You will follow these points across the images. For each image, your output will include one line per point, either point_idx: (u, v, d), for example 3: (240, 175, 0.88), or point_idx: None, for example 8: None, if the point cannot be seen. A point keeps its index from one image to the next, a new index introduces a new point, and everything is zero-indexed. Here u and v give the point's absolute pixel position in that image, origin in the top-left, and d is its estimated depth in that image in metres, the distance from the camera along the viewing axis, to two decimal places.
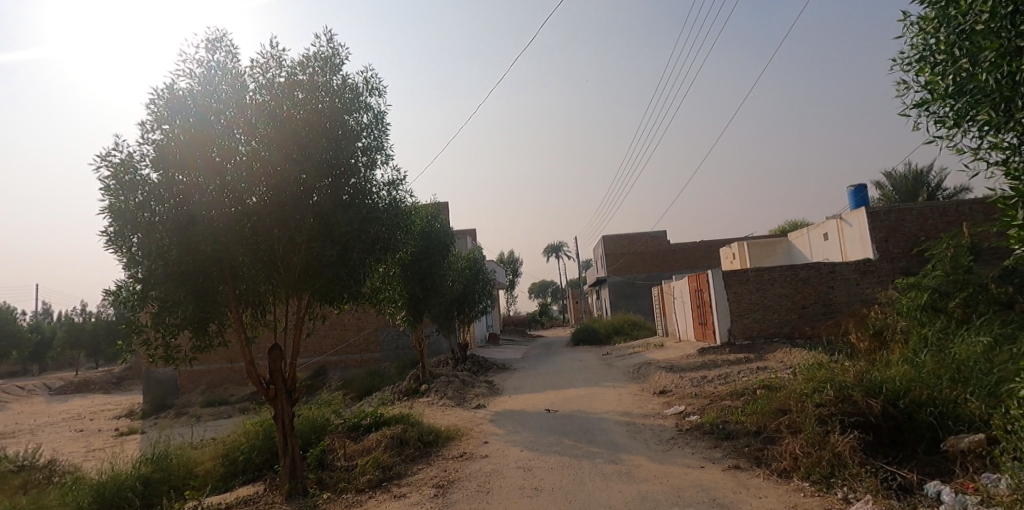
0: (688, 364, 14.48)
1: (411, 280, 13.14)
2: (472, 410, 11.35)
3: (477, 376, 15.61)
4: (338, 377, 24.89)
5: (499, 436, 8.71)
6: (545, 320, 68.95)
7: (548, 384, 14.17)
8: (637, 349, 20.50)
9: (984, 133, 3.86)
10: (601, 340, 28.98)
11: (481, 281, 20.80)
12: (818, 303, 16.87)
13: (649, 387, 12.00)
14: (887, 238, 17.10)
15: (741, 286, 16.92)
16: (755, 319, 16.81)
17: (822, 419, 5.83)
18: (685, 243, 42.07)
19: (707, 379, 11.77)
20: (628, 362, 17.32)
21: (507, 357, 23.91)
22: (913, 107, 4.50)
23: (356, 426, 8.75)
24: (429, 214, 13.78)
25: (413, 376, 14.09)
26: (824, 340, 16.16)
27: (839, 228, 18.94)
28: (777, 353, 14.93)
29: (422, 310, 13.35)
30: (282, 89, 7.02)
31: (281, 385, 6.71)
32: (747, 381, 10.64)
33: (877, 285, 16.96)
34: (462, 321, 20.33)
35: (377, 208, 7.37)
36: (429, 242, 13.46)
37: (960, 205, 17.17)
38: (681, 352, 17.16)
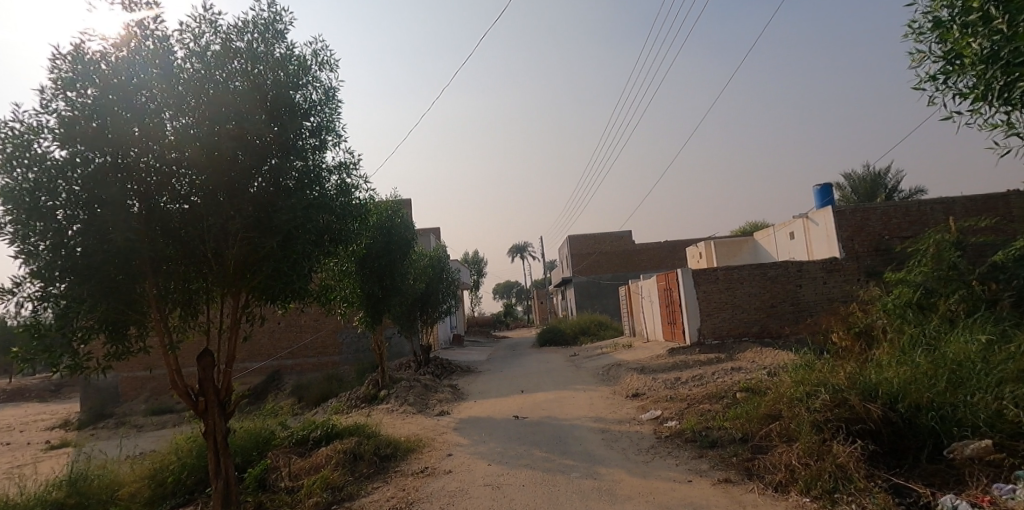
0: (659, 365, 14.07)
1: (370, 279, 12.29)
2: (435, 417, 10.58)
3: (441, 380, 14.82)
4: (293, 381, 23.63)
5: (464, 447, 7.99)
6: (510, 321, 68.38)
7: (516, 388, 13.51)
8: (606, 350, 20.08)
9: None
10: (568, 340, 28.54)
11: (445, 280, 20.02)
12: (786, 302, 16.78)
13: (622, 390, 11.48)
14: (852, 237, 17.18)
15: (711, 285, 16.68)
16: (725, 318, 16.58)
17: (819, 427, 5.36)
18: (650, 243, 42.24)
19: (681, 380, 11.34)
20: (597, 363, 16.85)
21: (472, 359, 23.15)
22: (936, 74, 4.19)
23: (305, 440, 7.87)
24: (389, 209, 12.96)
25: (372, 382, 13.17)
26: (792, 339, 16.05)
27: (805, 227, 18.98)
28: (748, 353, 14.68)
29: (381, 310, 12.49)
30: (216, 55, 6.11)
31: (212, 399, 5.80)
32: (723, 383, 10.23)
33: (843, 284, 17.00)
34: (426, 322, 19.46)
35: (326, 195, 6.56)
36: (389, 239, 12.62)
37: (921, 205, 17.40)
38: (651, 353, 16.79)
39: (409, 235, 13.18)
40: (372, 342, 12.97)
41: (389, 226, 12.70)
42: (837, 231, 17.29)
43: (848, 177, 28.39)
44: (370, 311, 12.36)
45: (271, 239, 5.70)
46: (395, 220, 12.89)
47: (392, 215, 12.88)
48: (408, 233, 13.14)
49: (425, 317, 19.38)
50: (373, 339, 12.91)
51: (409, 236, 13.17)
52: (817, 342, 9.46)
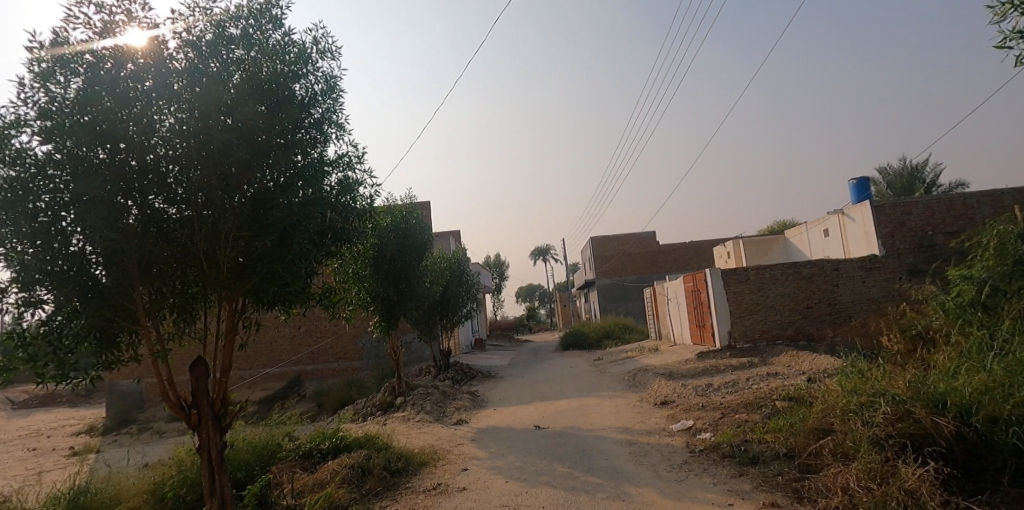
0: (688, 370, 13.35)
1: (384, 283, 11.88)
2: (452, 427, 10.08)
3: (460, 386, 14.32)
4: (314, 387, 23.43)
5: (480, 460, 7.47)
6: (532, 325, 67.75)
7: (537, 395, 12.94)
8: (631, 354, 19.36)
9: None
10: (591, 344, 27.82)
11: (465, 284, 19.58)
12: (822, 302, 15.88)
13: (649, 397, 10.82)
14: (892, 233, 16.21)
15: (741, 285, 15.89)
16: (757, 321, 15.75)
17: (880, 443, 4.71)
18: (675, 244, 41.25)
19: (712, 387, 10.64)
20: (622, 369, 16.17)
21: (493, 364, 22.64)
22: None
23: (313, 453, 7.44)
24: (404, 210, 12.56)
25: (388, 388, 12.67)
26: (830, 342, 15.14)
27: (841, 224, 18.03)
28: (783, 357, 13.86)
29: (397, 315, 12.04)
30: (210, 44, 5.78)
31: (206, 412, 5.40)
32: (760, 390, 9.51)
33: (884, 283, 16.02)
34: (445, 327, 19.01)
35: (328, 191, 6.09)
36: (403, 242, 12.21)
37: (967, 198, 16.34)
38: (679, 357, 16.05)
39: (425, 238, 12.75)
40: (388, 348, 12.54)
41: (404, 228, 12.31)
42: (876, 226, 16.33)
43: (884, 171, 27.16)
44: (385, 316, 11.94)
45: (264, 239, 5.26)
46: (410, 222, 12.48)
47: (407, 217, 12.49)
48: (424, 236, 12.71)
49: (444, 321, 18.92)
50: (389, 345, 12.48)
51: (425, 239, 12.74)
52: (864, 346, 8.70)
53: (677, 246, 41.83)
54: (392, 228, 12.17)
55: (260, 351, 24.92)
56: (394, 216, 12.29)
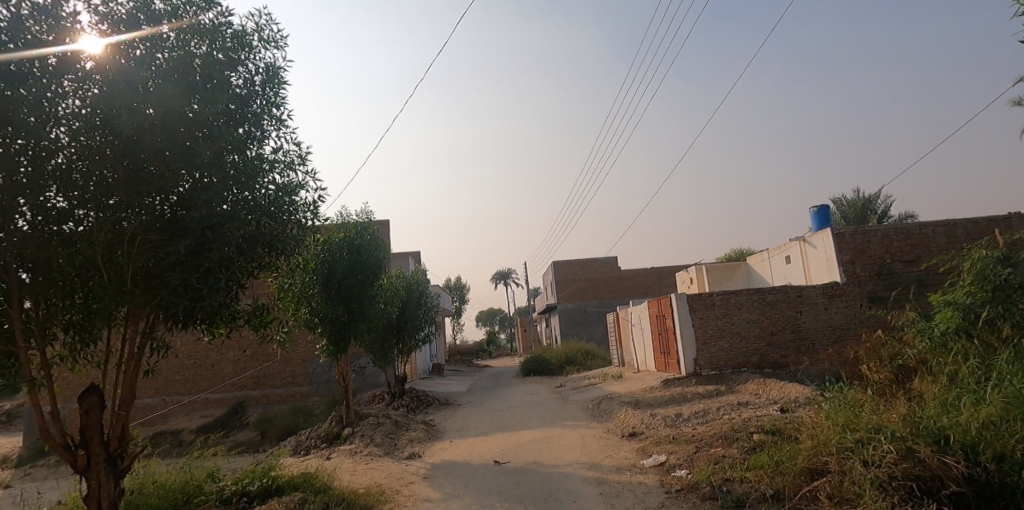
0: (655, 398, 12.85)
1: (335, 303, 10.96)
2: (404, 461, 9.18)
3: (415, 415, 13.36)
4: (258, 415, 21.84)
5: (433, 502, 6.64)
6: (493, 349, 66.62)
7: (497, 425, 12.14)
8: (594, 380, 18.78)
9: None
10: (553, 370, 27.14)
11: (424, 306, 18.69)
12: (786, 329, 15.76)
13: (617, 427, 10.21)
14: (853, 261, 16.36)
15: (707, 311, 15.63)
16: (722, 347, 15.46)
17: (883, 486, 4.24)
18: (637, 269, 41.42)
19: (682, 417, 10.13)
20: (586, 396, 15.55)
21: (452, 390, 21.65)
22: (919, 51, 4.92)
23: (238, 495, 6.45)
24: (359, 226, 11.74)
25: (336, 418, 11.57)
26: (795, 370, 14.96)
27: (802, 250, 18.16)
28: (750, 384, 13.55)
29: (347, 338, 11.09)
30: (128, 19, 5.00)
31: (98, 453, 4.39)
32: (732, 421, 9.04)
33: (845, 310, 16.07)
34: (401, 351, 17.99)
35: (263, 192, 5.22)
36: (356, 261, 11.35)
37: (922, 228, 16.70)
38: (644, 384, 15.56)
39: (381, 257, 11.94)
40: (336, 374, 11.51)
41: (359, 246, 11.48)
42: (837, 254, 16.44)
43: (838, 202, 27.92)
44: (334, 339, 10.98)
45: (178, 243, 4.34)
46: (366, 240, 11.67)
47: (363, 233, 11.68)
48: (380, 255, 11.90)
49: (400, 345, 17.91)
50: (338, 371, 11.46)
51: (381, 258, 11.92)
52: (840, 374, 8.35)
53: (639, 272, 41.96)
54: (345, 245, 11.34)
55: (200, 374, 23.16)
56: (347, 234, 11.46)
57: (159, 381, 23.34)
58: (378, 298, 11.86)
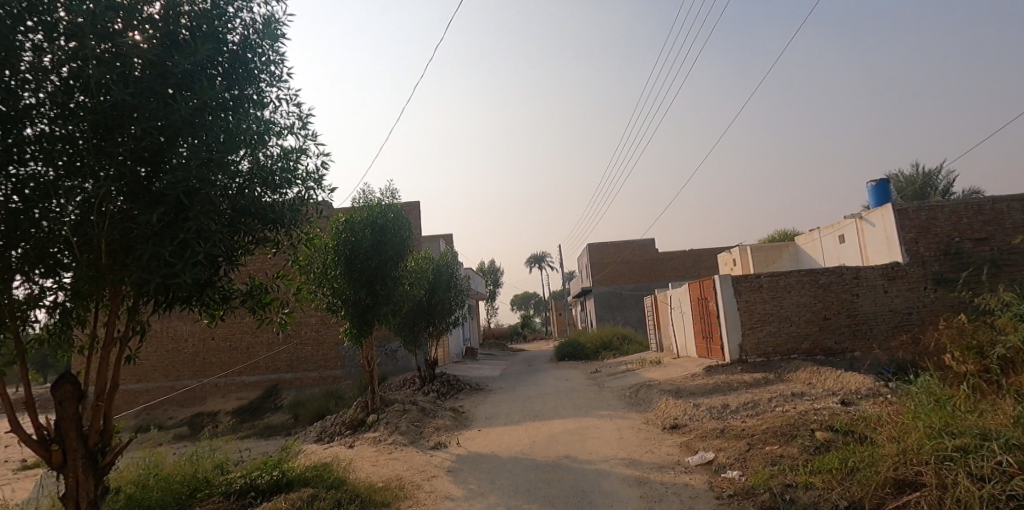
0: (697, 387, 11.99)
1: (357, 285, 10.47)
2: (428, 452, 8.66)
3: (443, 402, 12.89)
4: (292, 397, 21.94)
5: (454, 501, 6.06)
6: (527, 333, 66.19)
7: (528, 413, 11.53)
8: (631, 366, 17.97)
9: None
10: (588, 355, 26.39)
11: (454, 289, 18.16)
12: (841, 312, 14.57)
13: (656, 419, 9.43)
14: (917, 239, 14.95)
15: (753, 294, 14.58)
16: (770, 332, 14.40)
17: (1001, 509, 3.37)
18: (675, 252, 40.04)
19: (729, 408, 9.28)
20: (623, 383, 14.79)
21: (484, 374, 21.21)
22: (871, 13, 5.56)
23: (247, 490, 6.00)
24: (382, 204, 11.15)
25: (361, 404, 11.16)
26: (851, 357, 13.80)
27: (859, 228, 16.76)
28: (802, 372, 12.52)
29: (370, 321, 10.62)
30: None
31: (76, 448, 4.04)
32: (788, 415, 8.15)
33: (907, 293, 14.73)
34: (431, 335, 17.56)
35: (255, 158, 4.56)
36: (379, 242, 10.79)
37: (997, 202, 15.10)
38: (684, 371, 14.68)
39: (406, 237, 11.35)
40: (360, 359, 11.09)
41: (382, 225, 10.92)
42: (899, 231, 15.05)
43: (896, 177, 25.96)
44: (357, 322, 10.52)
45: (149, 214, 3.73)
46: (389, 219, 11.08)
47: (388, 212, 11.10)
48: (405, 235, 11.31)
49: (430, 329, 17.45)
50: (362, 356, 11.04)
51: (405, 239, 11.32)
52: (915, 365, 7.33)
53: (677, 254, 40.54)
54: (367, 224, 10.80)
55: (236, 357, 23.43)
56: (369, 214, 10.91)
57: (198, 363, 23.77)
58: (403, 280, 11.32)
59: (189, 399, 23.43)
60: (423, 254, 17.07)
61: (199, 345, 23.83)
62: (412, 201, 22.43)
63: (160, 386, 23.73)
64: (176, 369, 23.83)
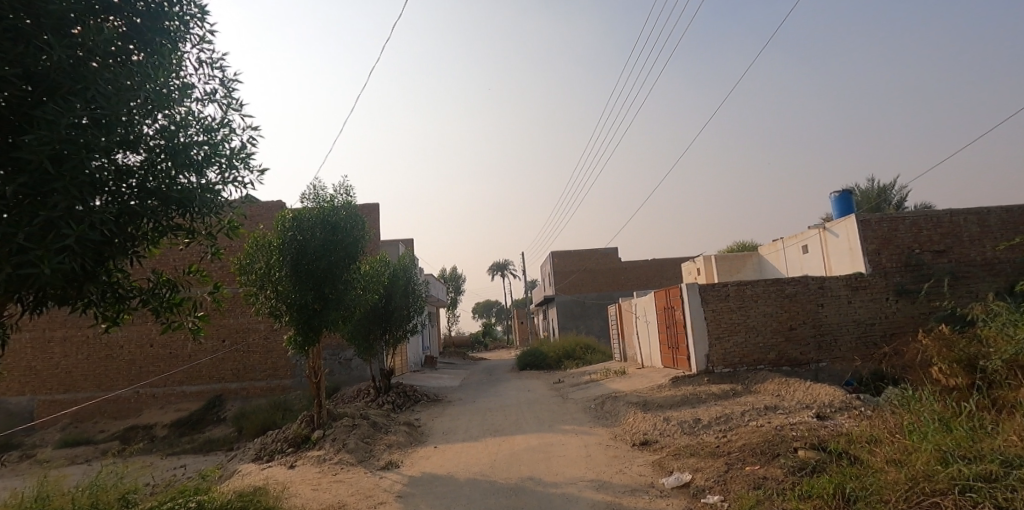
0: (665, 399, 11.54)
1: (304, 287, 9.55)
2: (376, 473, 7.82)
3: (398, 415, 12.02)
4: (236, 408, 20.52)
5: None
6: (489, 342, 65.27)
7: (489, 427, 10.80)
8: (596, 376, 17.45)
9: None
10: (551, 364, 25.86)
11: (414, 295, 17.29)
12: (806, 323, 14.46)
13: (625, 434, 8.87)
14: (879, 250, 15.04)
15: (720, 303, 14.30)
16: (737, 343, 14.14)
17: None
18: (638, 261, 40.16)
19: (701, 422, 8.81)
20: (587, 394, 14.25)
21: (443, 384, 20.33)
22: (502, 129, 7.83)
23: None
24: (334, 200, 10.25)
25: (305, 419, 10.18)
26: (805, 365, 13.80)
27: (822, 239, 16.83)
28: (770, 384, 12.24)
29: (318, 328, 9.70)
30: None
31: None
32: (764, 431, 7.71)
33: (869, 304, 14.77)
34: (388, 343, 16.64)
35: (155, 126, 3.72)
36: (328, 241, 9.88)
37: (954, 216, 15.36)
38: (651, 382, 14.26)
39: (361, 236, 10.47)
40: (306, 370, 10.15)
41: (334, 223, 10.03)
42: (862, 242, 15.12)
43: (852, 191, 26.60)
44: (303, 328, 9.60)
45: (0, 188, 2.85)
46: (342, 218, 10.18)
47: (341, 209, 10.22)
48: (360, 234, 10.43)
49: (387, 337, 16.51)
50: (308, 366, 10.11)
51: (360, 238, 10.45)
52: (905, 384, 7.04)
53: (640, 264, 40.59)
54: (317, 222, 9.90)
55: (177, 365, 21.87)
56: (320, 211, 10.01)
57: (133, 371, 21.98)
58: (356, 283, 10.43)
59: (121, 411, 21.60)
60: (380, 256, 16.15)
61: (134, 353, 22.04)
62: (372, 203, 21.46)
63: (89, 396, 21.80)
64: (108, 378, 21.96)
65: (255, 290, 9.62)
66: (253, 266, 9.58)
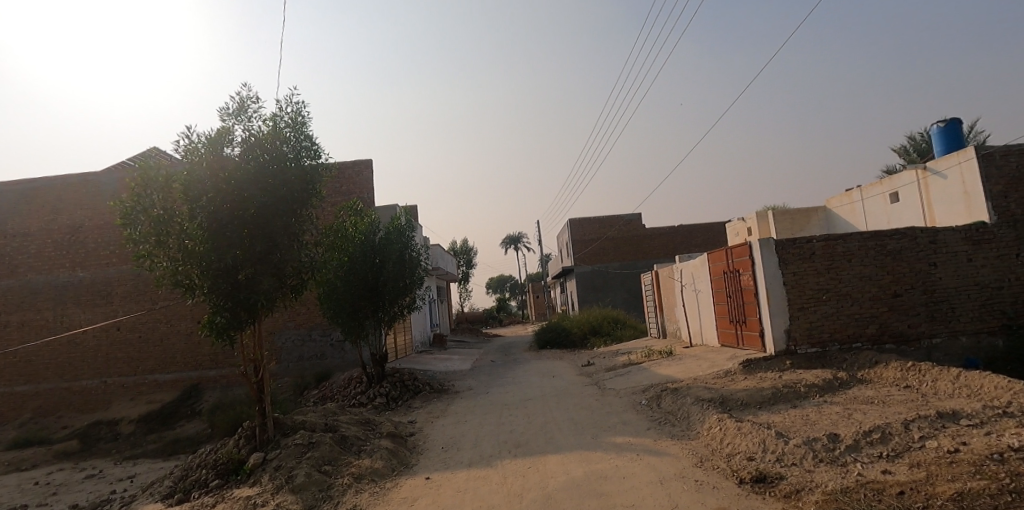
0: (748, 393, 8.35)
1: (232, 244, 6.43)
2: None
3: (383, 419, 9.01)
4: (214, 399, 17.79)
5: None
6: (503, 318, 62.36)
7: (505, 437, 7.73)
8: (634, 358, 14.33)
9: (259, 118, 6.99)
10: (574, 342, 22.81)
11: (413, 262, 14.22)
12: (914, 287, 11.13)
13: (718, 461, 5.74)
14: (1008, 193, 11.53)
15: (803, 264, 10.95)
16: (826, 315, 10.84)
17: None
18: (663, 228, 36.76)
19: (840, 440, 5.62)
20: (631, 383, 11.13)
21: (452, 368, 17.36)
22: (258, 118, 6.98)
23: None
24: (274, 120, 7.08)
25: (245, 435, 7.14)
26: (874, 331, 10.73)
27: (921, 183, 13.33)
28: (888, 371, 8.99)
29: (255, 302, 6.52)
30: None
31: None
32: (981, 471, 4.47)
33: (997, 262, 11.33)
34: (381, 322, 13.64)
35: None
36: (264, 183, 6.70)
37: None
38: (712, 367, 11.07)
39: (316, 177, 7.37)
40: (240, 366, 7.09)
41: (275, 156, 6.88)
42: (985, 183, 11.61)
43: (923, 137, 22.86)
44: (234, 304, 6.47)
45: None
46: (287, 149, 7.02)
47: (287, 136, 7.03)
48: (314, 174, 7.34)
49: (378, 315, 13.50)
50: (243, 360, 7.07)
51: (314, 180, 7.34)
52: None
53: (667, 230, 37.11)
54: (249, 152, 6.74)
55: (148, 351, 19.17)
56: (257, 140, 6.82)
57: (101, 359, 19.36)
58: (313, 241, 7.35)
59: (90, 404, 19.04)
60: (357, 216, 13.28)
61: (101, 338, 19.36)
62: (363, 160, 18.26)
63: (52, 388, 19.21)
64: (74, 366, 19.37)
65: (151, 250, 6.30)
66: (144, 214, 6.25)
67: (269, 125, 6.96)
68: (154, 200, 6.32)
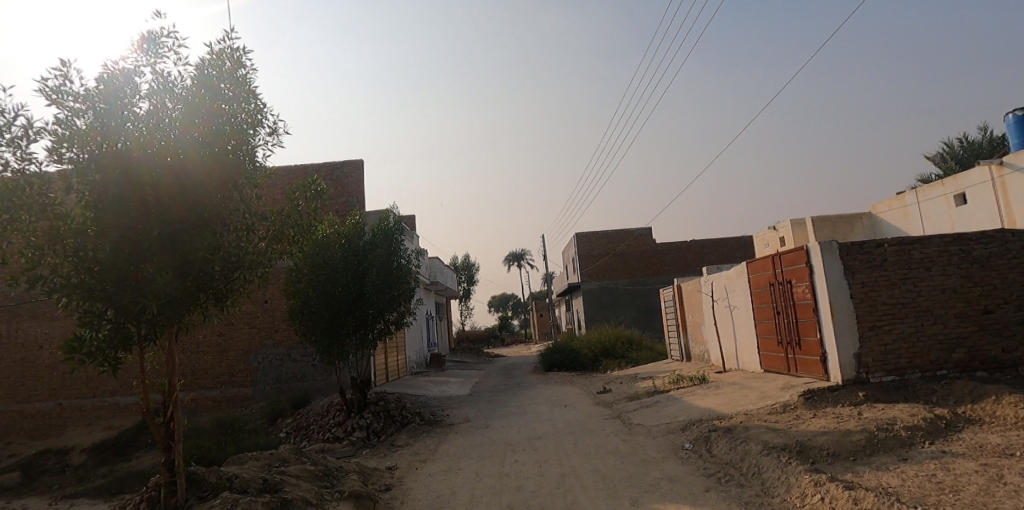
0: (831, 437, 6.33)
1: (118, 227, 4.50)
2: None
3: (352, 466, 6.98)
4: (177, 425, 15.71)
5: None
6: (505, 337, 60.10)
7: (511, 497, 5.72)
8: (658, 385, 12.28)
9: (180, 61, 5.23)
10: (583, 364, 20.74)
11: (403, 270, 12.25)
12: (1008, 302, 9.12)
13: None
14: None
15: (873, 273, 8.99)
16: (903, 336, 8.83)
17: None
18: (675, 243, 34.86)
19: None
20: (665, 417, 9.08)
21: (447, 394, 15.31)
22: (179, 62, 5.24)
23: None
24: (205, 66, 5.33)
25: (149, 497, 5.11)
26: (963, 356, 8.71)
27: (997, 183, 11.32)
28: (1005, 408, 6.97)
29: (155, 311, 4.45)
30: None
31: None
32: None
33: None
34: (363, 341, 11.67)
35: None
36: (176, 143, 4.88)
37: None
38: (762, 399, 9.05)
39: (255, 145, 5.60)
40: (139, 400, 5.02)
41: (198, 110, 5.11)
42: None
43: None
44: (119, 315, 4.43)
45: None
46: (216, 103, 5.24)
47: (220, 89, 5.32)
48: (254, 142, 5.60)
49: (359, 333, 11.57)
50: (145, 391, 4.98)
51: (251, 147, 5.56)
52: None
53: (679, 246, 35.20)
54: (161, 106, 5.01)
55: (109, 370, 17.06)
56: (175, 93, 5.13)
57: (58, 378, 17.29)
58: (248, 227, 5.28)
59: (42, 429, 16.94)
60: (332, 220, 11.70)
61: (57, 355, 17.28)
62: (354, 160, 16.46)
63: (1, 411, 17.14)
64: (26, 387, 17.29)
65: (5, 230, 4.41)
66: None
67: (200, 76, 5.27)
68: (1, 161, 4.38)
